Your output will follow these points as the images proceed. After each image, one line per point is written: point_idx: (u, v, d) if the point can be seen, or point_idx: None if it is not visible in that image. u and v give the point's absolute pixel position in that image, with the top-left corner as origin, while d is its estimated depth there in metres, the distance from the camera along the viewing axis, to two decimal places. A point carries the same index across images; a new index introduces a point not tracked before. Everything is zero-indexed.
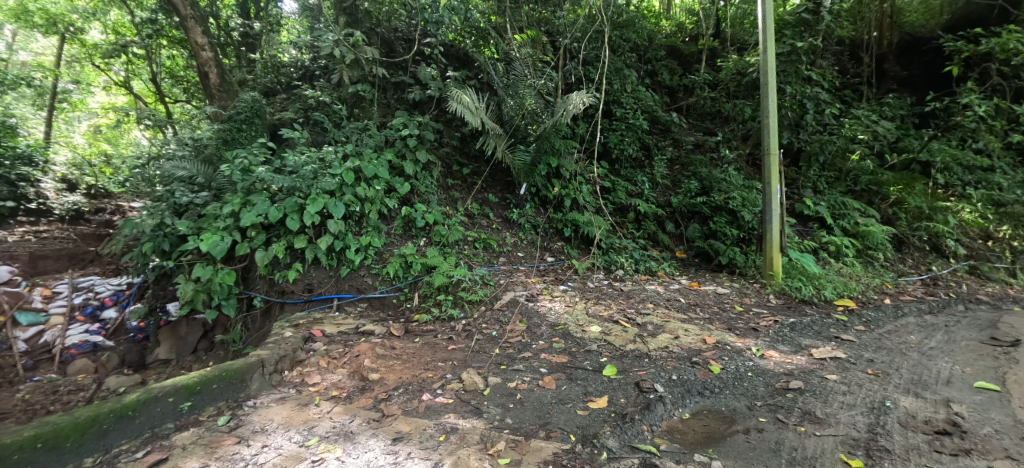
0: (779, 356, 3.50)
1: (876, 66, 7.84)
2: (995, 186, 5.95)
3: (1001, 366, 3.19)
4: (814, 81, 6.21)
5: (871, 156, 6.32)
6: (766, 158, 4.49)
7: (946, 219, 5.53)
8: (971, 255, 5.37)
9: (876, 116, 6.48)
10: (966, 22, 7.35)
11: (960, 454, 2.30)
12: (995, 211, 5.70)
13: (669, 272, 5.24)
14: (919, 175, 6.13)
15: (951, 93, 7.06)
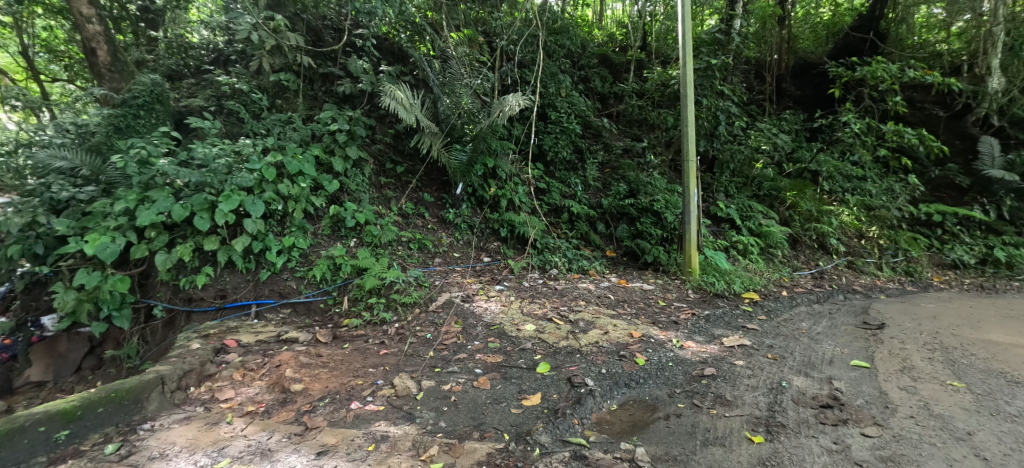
0: (695, 346, 3.82)
1: (776, 85, 8.96)
2: (866, 193, 6.96)
3: (870, 345, 3.74)
4: (725, 95, 6.86)
5: (772, 165, 7.12)
6: (685, 164, 4.87)
7: (830, 221, 6.38)
8: (849, 252, 6.24)
9: (775, 129, 7.36)
10: (845, 50, 8.55)
11: (839, 424, 2.66)
12: (866, 214, 6.68)
13: (599, 271, 5.48)
14: (809, 182, 7.01)
15: (834, 111, 8.16)
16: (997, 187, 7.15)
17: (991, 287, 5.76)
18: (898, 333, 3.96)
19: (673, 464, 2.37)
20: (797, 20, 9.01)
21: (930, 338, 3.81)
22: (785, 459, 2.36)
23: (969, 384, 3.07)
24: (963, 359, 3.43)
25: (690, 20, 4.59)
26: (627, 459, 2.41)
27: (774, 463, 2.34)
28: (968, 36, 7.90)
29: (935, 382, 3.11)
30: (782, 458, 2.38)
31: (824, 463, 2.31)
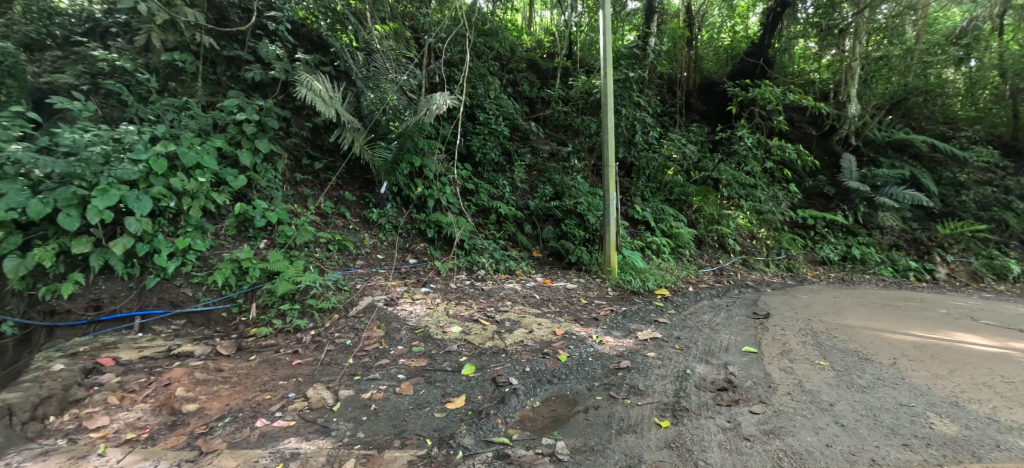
0: (613, 341, 4.06)
1: (685, 100, 9.74)
2: (757, 199, 7.91)
3: (759, 333, 4.27)
4: (642, 106, 7.38)
5: (681, 172, 7.79)
6: (605, 169, 5.16)
7: (728, 224, 7.16)
8: (743, 251, 7.05)
9: (684, 140, 8.08)
10: (741, 73, 9.38)
11: (732, 404, 3.00)
12: (757, 218, 7.60)
13: (526, 271, 5.59)
14: (711, 188, 7.81)
15: (731, 126, 9.15)
16: (854, 197, 8.54)
17: (849, 280, 6.87)
18: (780, 321, 4.56)
19: (591, 454, 2.49)
20: (705, 42, 10.07)
21: (806, 324, 4.46)
22: (688, 441, 2.60)
23: (832, 362, 3.63)
24: (830, 342, 4.04)
25: (611, 34, 4.90)
26: (548, 454, 2.49)
27: (679, 445, 2.56)
28: (834, 68, 9.41)
29: (808, 362, 3.63)
30: (685, 439, 2.61)
31: (719, 440, 2.58)
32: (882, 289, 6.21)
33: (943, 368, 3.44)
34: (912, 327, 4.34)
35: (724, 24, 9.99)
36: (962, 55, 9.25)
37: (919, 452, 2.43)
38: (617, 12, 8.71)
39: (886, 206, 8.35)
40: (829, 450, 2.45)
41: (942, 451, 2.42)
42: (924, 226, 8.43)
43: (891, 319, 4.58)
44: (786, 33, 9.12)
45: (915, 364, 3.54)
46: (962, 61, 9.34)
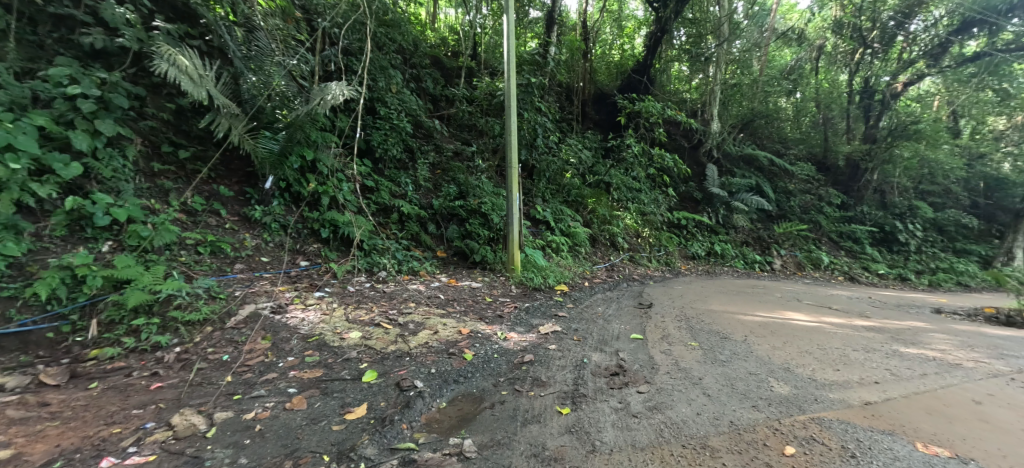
0: (517, 337, 4.19)
1: (581, 108, 10.31)
2: (642, 202, 8.82)
3: (645, 320, 4.79)
4: (542, 112, 7.73)
5: (577, 175, 8.33)
6: (509, 170, 5.31)
7: (618, 224, 7.86)
8: (631, 248, 7.82)
9: (581, 146, 8.65)
10: (629, 87, 10.48)
11: (623, 386, 3.32)
12: (642, 219, 8.48)
13: (430, 271, 5.50)
14: (604, 191, 8.48)
15: (620, 135, 10.13)
16: (716, 201, 9.95)
17: (713, 272, 8.03)
18: (661, 309, 5.16)
19: (497, 448, 2.54)
20: (598, 56, 10.51)
21: (681, 311, 5.13)
22: (585, 424, 2.79)
23: (701, 342, 4.22)
24: (699, 325, 4.70)
25: (515, 40, 5.05)
26: (455, 453, 2.48)
27: (578, 429, 2.73)
28: (703, 89, 10.66)
29: (682, 344, 4.17)
30: (583, 422, 2.80)
31: (612, 420, 2.82)
32: (737, 279, 7.37)
33: (780, 341, 4.23)
34: (757, 309, 5.26)
35: (615, 42, 10.74)
36: (791, 88, 11.42)
37: (764, 410, 2.93)
38: (520, 18, 8.94)
39: (738, 209, 9.99)
40: (699, 417, 2.84)
41: (779, 407, 2.95)
42: (766, 227, 10.21)
43: (746, 304, 5.48)
44: (665, 55, 10.28)
45: (760, 339, 4.29)
46: (791, 92, 11.49)
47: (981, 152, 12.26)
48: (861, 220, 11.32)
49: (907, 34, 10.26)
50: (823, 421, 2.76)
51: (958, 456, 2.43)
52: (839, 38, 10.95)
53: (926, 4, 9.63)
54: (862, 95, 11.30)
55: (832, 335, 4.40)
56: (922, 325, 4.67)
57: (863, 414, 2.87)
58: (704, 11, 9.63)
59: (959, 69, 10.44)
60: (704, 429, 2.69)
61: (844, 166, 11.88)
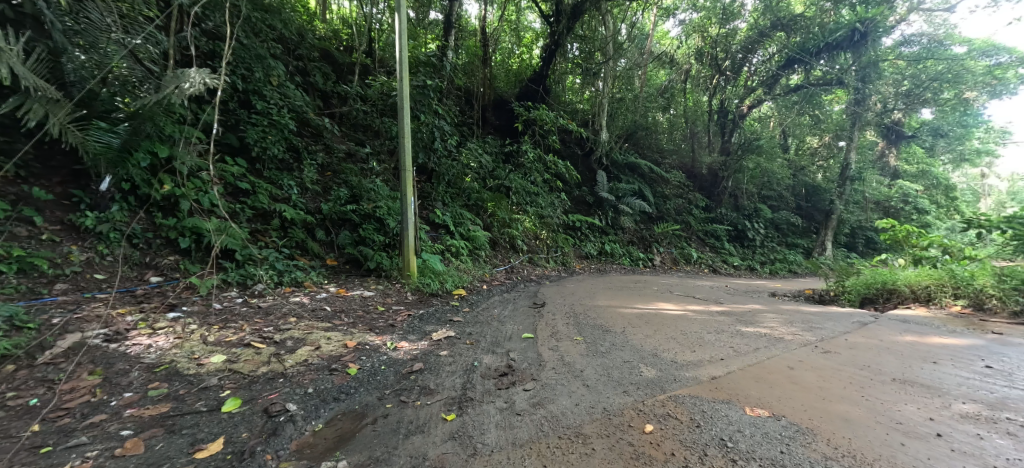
0: (408, 346, 4.06)
1: (482, 114, 10.40)
2: (540, 206, 9.23)
3: (538, 319, 5.02)
4: (441, 114, 7.63)
5: (478, 179, 8.39)
6: (403, 174, 5.13)
7: (518, 227, 8.10)
8: (530, 250, 8.12)
9: (480, 150, 8.73)
10: (526, 96, 10.85)
11: (511, 385, 3.40)
12: (540, 222, 8.86)
13: (317, 281, 5.04)
14: (504, 195, 8.68)
15: (518, 141, 10.46)
16: (606, 204, 10.84)
17: (603, 270, 8.74)
18: (552, 307, 5.45)
19: (375, 465, 2.40)
20: (498, 63, 10.80)
21: (572, 307, 5.48)
22: (469, 428, 2.78)
23: (584, 337, 4.53)
24: (585, 320, 5.05)
25: (408, 41, 4.91)
26: None
27: (461, 434, 2.71)
28: (593, 101, 11.38)
29: (569, 339, 4.44)
30: (467, 427, 2.79)
31: (496, 421, 2.86)
32: (624, 276, 8.10)
33: (651, 330, 4.75)
34: (636, 302, 5.83)
35: (514, 50, 11.03)
36: (665, 105, 12.87)
37: (633, 394, 3.23)
38: (419, 19, 8.71)
39: (623, 212, 10.94)
40: (577, 408, 3.02)
41: (645, 390, 3.29)
42: (647, 227, 11.40)
43: (629, 297, 6.05)
44: (558, 68, 10.68)
45: (635, 329, 4.76)
46: (666, 108, 13.06)
47: (802, 165, 15.02)
48: (720, 221, 13.11)
49: (749, 67, 12.75)
50: (677, 398, 3.13)
51: (774, 414, 2.88)
52: (700, 65, 12.81)
53: (763, 43, 11.96)
54: (719, 115, 13.46)
55: (694, 321, 5.07)
56: (759, 306, 5.66)
57: (709, 388, 3.31)
58: (593, 30, 10.12)
59: (786, 97, 13.24)
60: (580, 418, 2.87)
61: (706, 173, 13.65)
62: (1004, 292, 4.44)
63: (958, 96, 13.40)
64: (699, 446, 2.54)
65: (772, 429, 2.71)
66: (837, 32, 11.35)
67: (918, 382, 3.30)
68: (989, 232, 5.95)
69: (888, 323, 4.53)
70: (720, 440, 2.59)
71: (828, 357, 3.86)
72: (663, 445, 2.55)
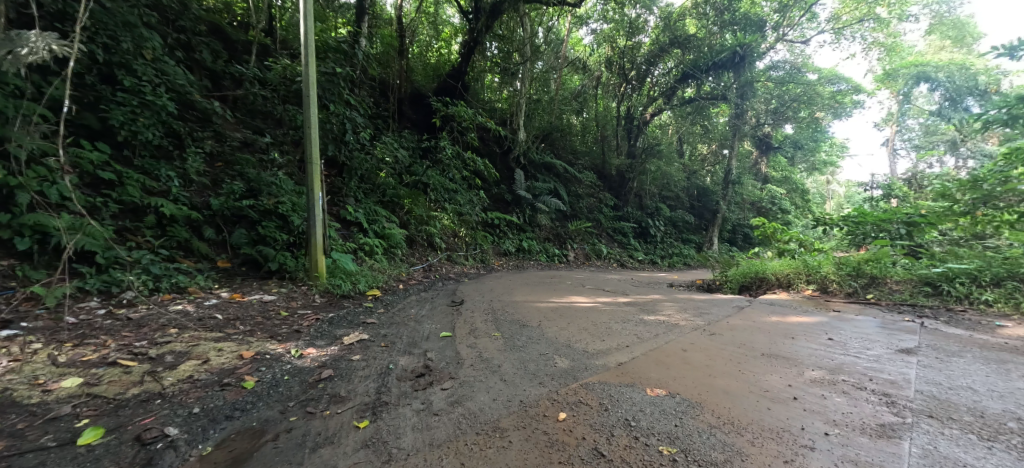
0: (315, 352, 3.77)
1: (398, 107, 10.03)
2: (458, 203, 9.17)
3: (458, 317, 5.00)
4: (352, 105, 7.21)
5: (393, 175, 8.09)
6: (310, 167, 4.75)
7: (436, 224, 7.97)
8: (447, 248, 8.03)
9: (396, 145, 8.42)
10: (444, 91, 10.62)
11: (429, 386, 3.33)
12: (458, 219, 8.79)
13: (203, 286, 4.46)
14: (421, 191, 8.46)
15: (436, 137, 10.28)
16: (523, 202, 11.12)
17: (521, 266, 8.97)
18: (471, 305, 5.46)
19: None
20: (416, 55, 10.29)
21: (491, 304, 5.55)
22: (383, 433, 2.66)
23: (503, 332, 4.61)
24: (505, 316, 5.15)
25: (314, 23, 4.56)
26: None
27: (375, 441, 2.58)
28: (511, 101, 11.59)
29: (487, 335, 4.48)
30: (381, 433, 2.67)
31: (412, 423, 2.79)
32: (542, 271, 8.39)
33: (566, 322, 4.99)
34: (552, 296, 6.09)
35: (433, 44, 10.70)
36: (579, 108, 13.59)
37: (548, 385, 3.36)
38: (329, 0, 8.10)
39: (540, 210, 11.31)
40: (495, 403, 3.06)
41: (559, 380, 3.45)
42: (562, 224, 11.93)
43: (546, 292, 6.30)
44: (477, 66, 10.73)
45: (551, 322, 4.98)
46: (580, 112, 13.75)
47: (694, 170, 16.74)
48: (627, 219, 14.14)
49: (652, 78, 13.83)
50: (588, 385, 3.34)
51: (670, 393, 3.21)
52: (609, 72, 13.75)
53: (663, 57, 13.12)
54: (626, 121, 14.56)
55: (603, 311, 5.45)
56: (659, 296, 6.26)
57: (616, 374, 3.58)
58: (511, 31, 10.26)
59: (682, 107, 14.68)
60: (497, 413, 2.91)
61: (615, 175, 14.60)
62: (841, 277, 5.44)
63: (811, 115, 16.05)
64: (606, 427, 2.73)
65: (669, 406, 3.01)
66: (723, 52, 12.95)
67: (781, 355, 3.91)
68: (832, 229, 7.24)
69: (760, 306, 5.31)
70: (625, 420, 2.81)
71: (714, 338, 4.40)
72: (575, 431, 2.69)
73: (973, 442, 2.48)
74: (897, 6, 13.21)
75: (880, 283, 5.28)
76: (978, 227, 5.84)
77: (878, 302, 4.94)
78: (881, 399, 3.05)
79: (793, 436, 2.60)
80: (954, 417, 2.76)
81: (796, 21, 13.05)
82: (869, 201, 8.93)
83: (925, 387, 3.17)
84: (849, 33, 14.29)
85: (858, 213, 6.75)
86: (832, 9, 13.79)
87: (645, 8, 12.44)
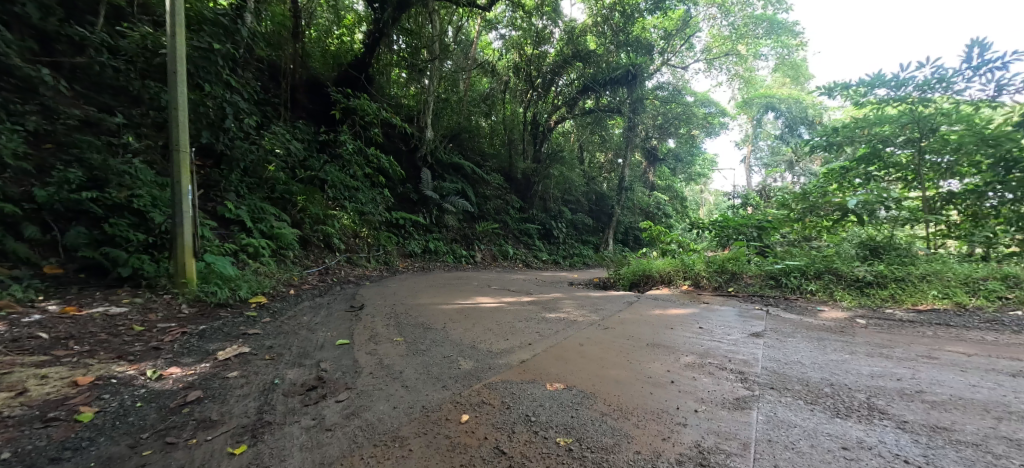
0: (180, 372, 3.24)
1: (291, 94, 9.26)
2: (359, 201, 8.67)
3: (357, 323, 4.69)
4: (233, 88, 6.36)
5: (284, 169, 7.35)
6: (176, 155, 4.10)
7: (334, 224, 7.46)
8: (347, 249, 7.56)
9: (288, 136, 7.66)
10: (345, 81, 10.04)
11: (321, 400, 3.06)
12: (359, 219, 8.33)
13: (18, 298, 3.57)
14: (318, 188, 7.83)
15: (336, 130, 9.60)
16: (431, 202, 10.86)
17: (428, 268, 8.79)
18: (371, 309, 5.15)
19: None
20: (312, 40, 9.57)
21: (393, 307, 5.30)
22: (266, 457, 2.38)
23: (406, 337, 4.44)
24: (407, 319, 4.96)
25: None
26: None
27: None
28: (418, 98, 11.32)
29: (388, 341, 4.27)
30: (263, 457, 2.38)
31: (301, 442, 2.53)
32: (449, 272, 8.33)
33: (470, 323, 4.99)
34: (457, 297, 6.04)
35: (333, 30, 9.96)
36: (487, 111, 13.74)
37: (451, 388, 3.33)
38: None
39: (447, 210, 11.16)
40: (396, 411, 2.93)
41: (462, 382, 3.44)
42: (470, 225, 11.95)
43: (449, 293, 6.22)
44: (383, 58, 10.22)
45: (455, 324, 4.93)
46: (488, 115, 13.94)
47: (594, 176, 17.92)
48: (532, 220, 14.70)
49: (557, 88, 14.60)
50: (491, 385, 3.38)
51: (567, 386, 3.40)
52: (516, 78, 14.14)
53: (567, 68, 13.98)
54: (533, 128, 15.11)
55: (507, 311, 5.56)
56: (560, 294, 6.61)
57: (518, 371, 3.68)
58: (420, 27, 9.99)
59: (582, 116, 15.46)
60: (397, 422, 2.79)
61: (521, 178, 15.00)
62: (710, 273, 6.32)
63: (689, 132, 18.30)
64: (508, 425, 2.78)
65: (566, 398, 3.19)
66: (617, 70, 13.96)
67: (662, 344, 4.39)
68: (704, 231, 8.35)
69: (646, 301, 5.90)
70: (525, 416, 2.90)
71: (607, 332, 4.78)
72: (477, 432, 2.70)
73: (801, 406, 3.04)
74: (752, 46, 15.97)
75: (738, 278, 6.22)
76: (807, 231, 7.26)
77: (736, 294, 5.84)
78: (737, 377, 3.59)
79: (669, 416, 2.93)
80: (787, 387, 3.37)
81: (677, 49, 15.03)
82: (732, 207, 10.48)
83: (768, 364, 3.83)
84: (717, 64, 16.65)
85: (722, 217, 7.90)
86: (704, 41, 15.94)
87: (550, 21, 13.05)
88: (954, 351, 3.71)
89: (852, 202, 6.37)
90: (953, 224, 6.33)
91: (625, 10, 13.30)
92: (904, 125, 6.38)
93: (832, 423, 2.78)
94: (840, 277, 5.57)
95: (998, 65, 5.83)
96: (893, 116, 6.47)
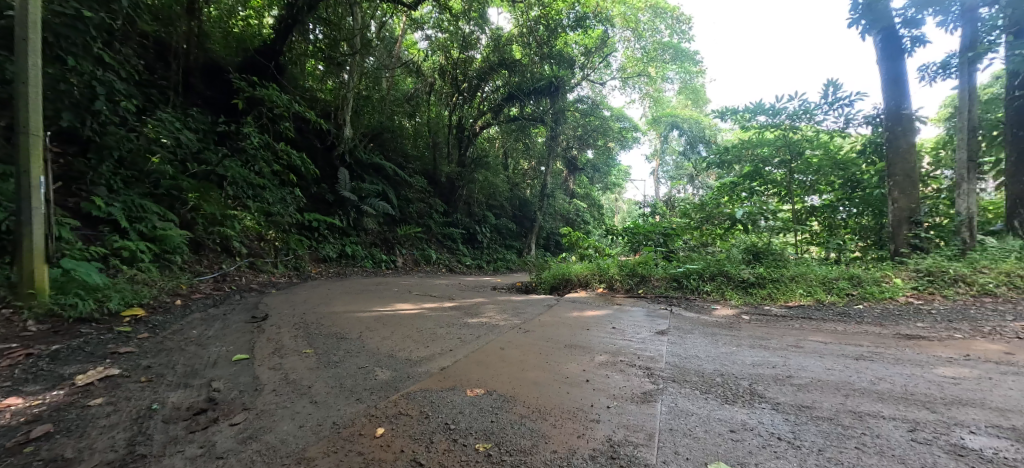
0: (22, 403, 2.66)
1: (182, 77, 8.06)
2: (264, 201, 7.93)
3: (259, 335, 4.21)
4: (105, 64, 5.45)
5: (173, 162, 6.46)
6: (26, 139, 3.44)
7: (233, 225, 6.76)
8: (250, 253, 6.90)
9: (179, 124, 6.76)
10: (252, 69, 9.08)
11: (210, 424, 2.69)
12: (265, 220, 7.65)
13: None
14: (217, 186, 7.02)
15: (238, 122, 8.65)
16: (348, 204, 10.20)
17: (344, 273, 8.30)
18: (277, 319, 4.69)
19: None
20: (212, 19, 8.54)
21: (301, 317, 4.86)
22: None
23: (316, 348, 4.10)
24: (317, 329, 4.58)
25: None
26: None
27: None
28: (336, 93, 10.70)
29: (296, 354, 3.91)
30: None
31: None
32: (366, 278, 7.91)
33: (388, 331, 4.76)
34: (374, 304, 5.73)
35: (237, 10, 9.01)
36: (410, 111, 13.39)
37: (366, 401, 3.14)
38: None
39: (366, 213, 10.56)
40: (302, 430, 2.69)
41: (378, 394, 3.26)
42: (391, 229, 11.50)
43: (364, 300, 5.88)
44: (295, 47, 9.49)
45: (372, 332, 4.67)
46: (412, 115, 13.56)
47: (517, 183, 18.15)
48: (456, 225, 14.56)
49: (482, 93, 14.60)
50: (410, 395, 3.26)
51: (488, 391, 3.40)
52: (442, 81, 13.98)
53: (493, 75, 14.02)
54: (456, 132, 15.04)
55: (428, 317, 5.40)
56: (481, 298, 6.59)
57: (438, 379, 3.60)
58: (340, 18, 9.41)
59: (507, 123, 15.98)
60: (303, 442, 2.56)
61: (445, 182, 14.72)
62: (623, 277, 6.79)
63: (605, 144, 19.48)
64: (426, 435, 2.70)
65: (486, 403, 3.19)
66: (541, 81, 14.54)
67: (579, 345, 4.60)
68: (617, 237, 8.92)
69: (565, 304, 6.14)
70: (444, 425, 2.84)
71: (528, 335, 4.88)
72: (393, 445, 2.58)
73: (698, 396, 3.37)
74: (659, 70, 17.54)
75: (647, 280, 6.74)
76: (704, 238, 7.98)
77: (645, 295, 6.34)
78: (646, 372, 3.88)
79: (584, 414, 3.07)
80: (687, 379, 3.72)
81: (596, 65, 15.95)
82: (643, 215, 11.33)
83: (671, 359, 4.20)
84: (631, 83, 18.00)
85: (634, 224, 8.50)
86: (619, 62, 17.20)
87: (477, 26, 12.84)
88: (815, 340, 4.40)
89: (738, 213, 7.58)
90: (816, 234, 7.50)
91: (549, 24, 13.77)
92: (778, 148, 7.57)
93: (722, 409, 3.12)
94: (730, 278, 6.31)
95: (846, 102, 7.09)
96: (771, 140, 7.63)
